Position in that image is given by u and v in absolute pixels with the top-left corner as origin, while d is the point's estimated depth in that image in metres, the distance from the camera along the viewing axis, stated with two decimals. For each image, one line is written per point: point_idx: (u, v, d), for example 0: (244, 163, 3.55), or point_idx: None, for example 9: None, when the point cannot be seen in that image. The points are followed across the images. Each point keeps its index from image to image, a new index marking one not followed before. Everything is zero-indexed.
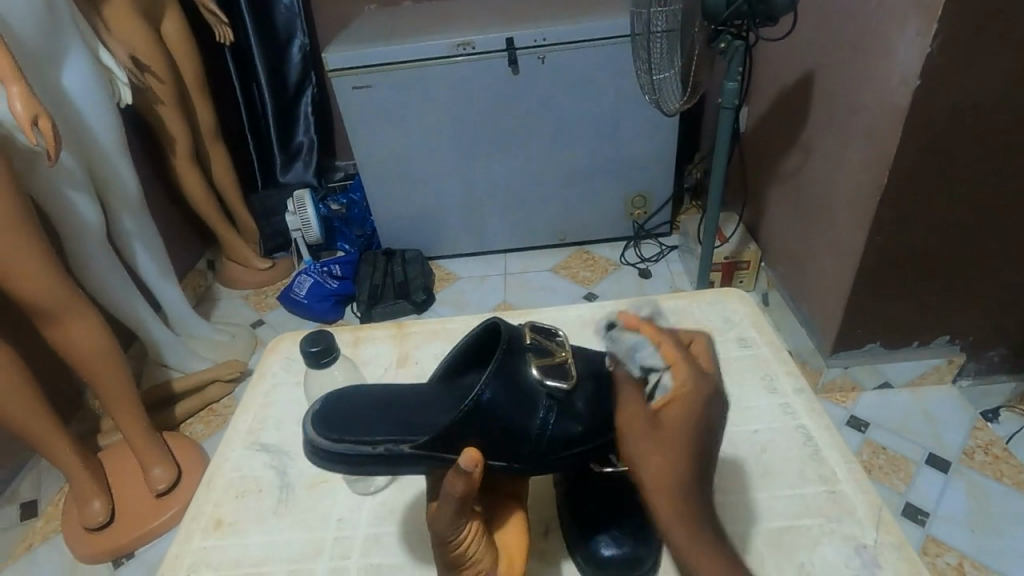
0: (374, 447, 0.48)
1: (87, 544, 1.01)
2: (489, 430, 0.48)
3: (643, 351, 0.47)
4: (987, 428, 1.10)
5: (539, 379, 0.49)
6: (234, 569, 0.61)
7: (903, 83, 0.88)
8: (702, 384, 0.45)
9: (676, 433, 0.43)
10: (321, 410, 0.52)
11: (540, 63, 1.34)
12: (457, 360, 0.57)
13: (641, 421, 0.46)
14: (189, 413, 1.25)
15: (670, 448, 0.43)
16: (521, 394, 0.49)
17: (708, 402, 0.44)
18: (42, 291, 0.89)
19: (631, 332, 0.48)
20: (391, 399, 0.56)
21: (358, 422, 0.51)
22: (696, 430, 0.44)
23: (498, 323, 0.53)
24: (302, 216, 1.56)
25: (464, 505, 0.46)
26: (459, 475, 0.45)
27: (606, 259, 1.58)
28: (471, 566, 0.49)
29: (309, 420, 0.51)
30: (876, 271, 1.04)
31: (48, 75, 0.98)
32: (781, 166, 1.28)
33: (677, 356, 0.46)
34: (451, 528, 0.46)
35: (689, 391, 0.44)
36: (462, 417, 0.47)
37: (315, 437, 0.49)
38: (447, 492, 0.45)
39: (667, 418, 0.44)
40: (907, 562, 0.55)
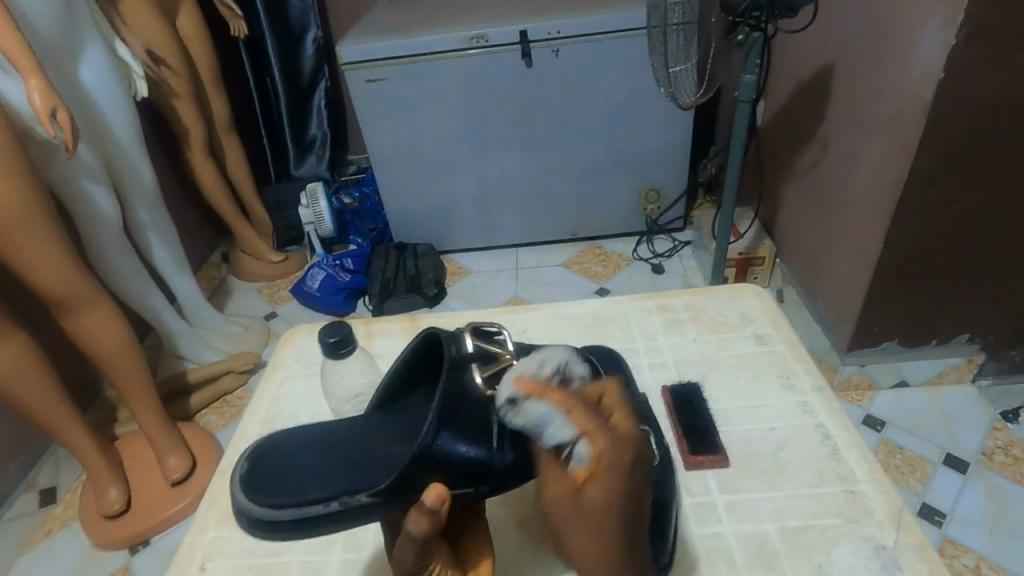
0: (325, 506, 0.45)
1: (105, 531, 1.03)
2: (450, 459, 0.45)
3: (552, 426, 0.42)
4: (1007, 429, 1.08)
5: (483, 390, 0.47)
6: (248, 558, 0.61)
7: (926, 76, 0.86)
8: (620, 454, 0.42)
9: (600, 509, 0.43)
10: (250, 475, 0.48)
11: (554, 55, 1.33)
12: (390, 383, 0.55)
13: (566, 495, 0.44)
14: (203, 403, 1.26)
15: (603, 519, 0.43)
16: (470, 412, 0.46)
17: (630, 470, 0.42)
18: (61, 283, 0.90)
19: (536, 401, 0.42)
20: (328, 440, 0.53)
21: (298, 476, 0.48)
22: (623, 498, 0.43)
23: (436, 335, 0.51)
24: (315, 209, 1.57)
25: (428, 544, 0.45)
26: (423, 513, 0.43)
27: (618, 254, 1.57)
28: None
29: (240, 488, 0.47)
30: (895, 269, 1.03)
31: (67, 68, 0.98)
32: (798, 160, 1.26)
33: (589, 425, 0.42)
34: (416, 565, 0.45)
35: (608, 466, 0.42)
36: (416, 452, 0.44)
37: (255, 508, 0.46)
38: (409, 531, 0.43)
39: (591, 495, 0.42)
40: (927, 564, 0.54)
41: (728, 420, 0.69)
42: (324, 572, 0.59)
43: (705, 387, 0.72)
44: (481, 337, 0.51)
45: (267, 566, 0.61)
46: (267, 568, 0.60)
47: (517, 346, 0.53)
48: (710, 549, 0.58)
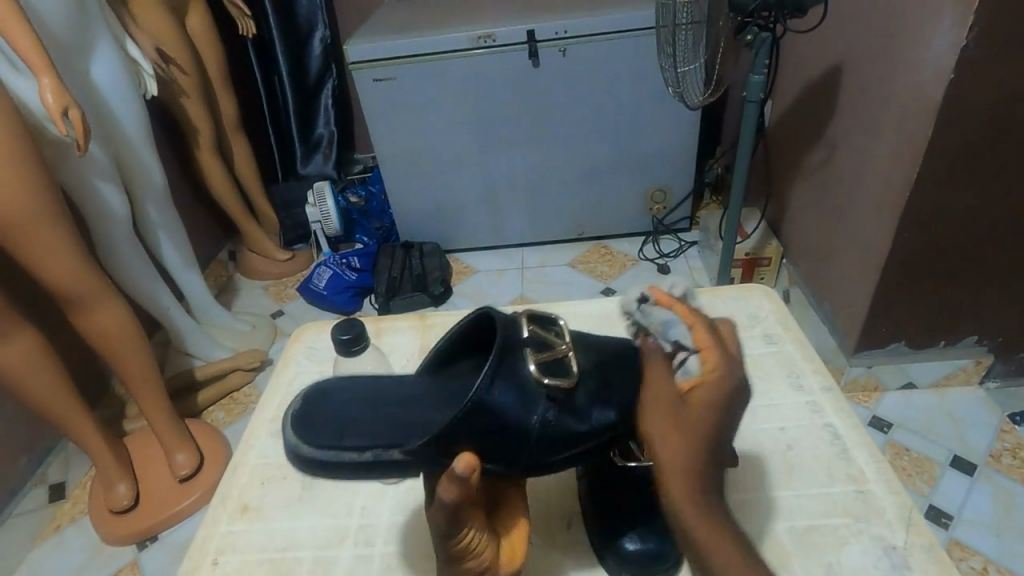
0: (359, 455, 0.49)
1: (114, 526, 1.04)
2: (488, 433, 0.44)
3: (672, 326, 0.49)
4: (1016, 431, 1.07)
5: (537, 375, 0.45)
6: (259, 553, 0.62)
7: (936, 77, 0.86)
8: (728, 371, 0.46)
9: (702, 416, 0.44)
10: (305, 419, 0.54)
11: (561, 55, 1.34)
12: (443, 351, 0.57)
13: (667, 399, 0.46)
14: (211, 400, 1.27)
15: (694, 431, 0.43)
16: (520, 392, 0.45)
17: (737, 388, 0.45)
18: (72, 279, 0.91)
19: (664, 305, 0.50)
20: (378, 399, 0.57)
21: (344, 426, 0.53)
22: (719, 418, 0.44)
23: (490, 312, 0.51)
24: (322, 208, 1.57)
25: (462, 510, 0.45)
26: (452, 480, 0.43)
27: (624, 254, 1.57)
28: (474, 559, 0.48)
29: (293, 432, 0.52)
30: (904, 269, 1.02)
31: (79, 67, 0.99)
32: (805, 160, 1.26)
33: (708, 339, 0.47)
34: (451, 528, 0.45)
35: (722, 374, 0.46)
36: (455, 420, 0.44)
37: (300, 447, 0.50)
38: (440, 498, 0.44)
39: (696, 399, 0.45)
40: (938, 564, 0.54)
41: (737, 420, 0.69)
42: (334, 567, 0.60)
43: None
44: (538, 324, 0.50)
45: (278, 561, 0.61)
46: (277, 564, 0.61)
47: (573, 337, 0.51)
48: None
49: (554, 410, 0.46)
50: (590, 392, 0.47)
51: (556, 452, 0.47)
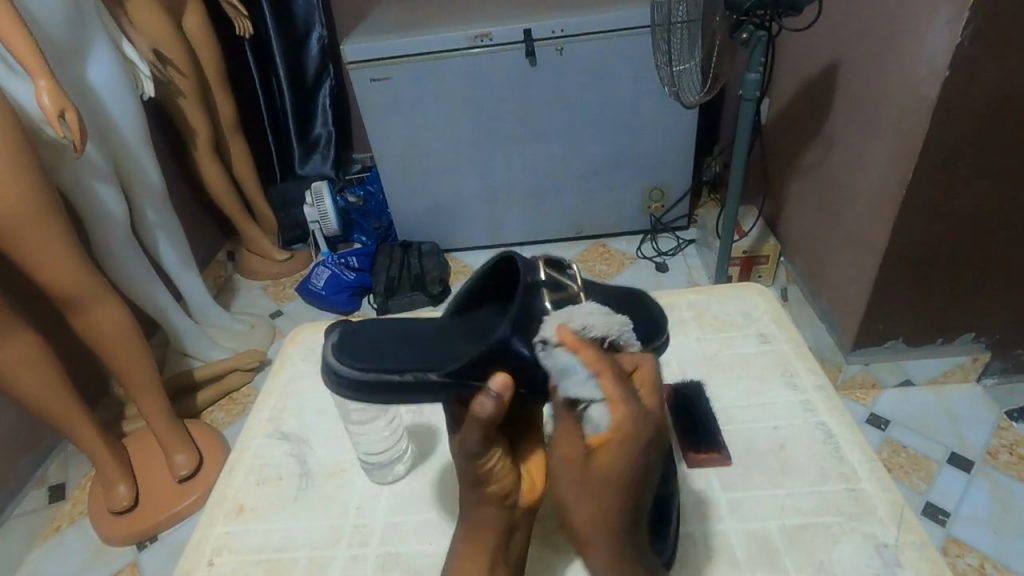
0: (400, 375, 0.51)
1: (112, 527, 1.04)
2: (518, 358, 0.50)
3: (576, 378, 0.46)
4: (1013, 428, 1.07)
5: (556, 312, 0.51)
6: (256, 553, 0.62)
7: (932, 74, 0.86)
8: (634, 430, 0.44)
9: (607, 479, 0.45)
10: (340, 340, 0.54)
11: (558, 54, 1.33)
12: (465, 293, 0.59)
13: (574, 456, 0.47)
14: (210, 401, 1.27)
15: (601, 485, 0.46)
16: (547, 323, 0.51)
17: (640, 443, 0.45)
18: (70, 280, 0.91)
19: (565, 350, 0.46)
20: (407, 330, 0.58)
21: (379, 350, 0.53)
22: (627, 471, 0.45)
23: (513, 257, 0.54)
24: (320, 208, 1.58)
25: (490, 429, 0.49)
26: (489, 397, 0.47)
27: (622, 252, 1.57)
28: (497, 483, 0.51)
29: (330, 352, 0.52)
30: (899, 267, 1.03)
31: (75, 69, 0.99)
32: (802, 158, 1.26)
33: (613, 391, 0.45)
34: (480, 446, 0.49)
35: (626, 432, 0.44)
36: (488, 350, 0.49)
37: (340, 366, 0.51)
38: (473, 415, 0.48)
39: (600, 461, 0.45)
40: (929, 562, 0.54)
41: (733, 419, 0.69)
42: (330, 567, 0.60)
43: (706, 387, 0.72)
44: (553, 269, 0.54)
45: (274, 561, 0.61)
46: (274, 564, 0.61)
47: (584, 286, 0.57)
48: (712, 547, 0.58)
49: None
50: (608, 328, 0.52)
51: None
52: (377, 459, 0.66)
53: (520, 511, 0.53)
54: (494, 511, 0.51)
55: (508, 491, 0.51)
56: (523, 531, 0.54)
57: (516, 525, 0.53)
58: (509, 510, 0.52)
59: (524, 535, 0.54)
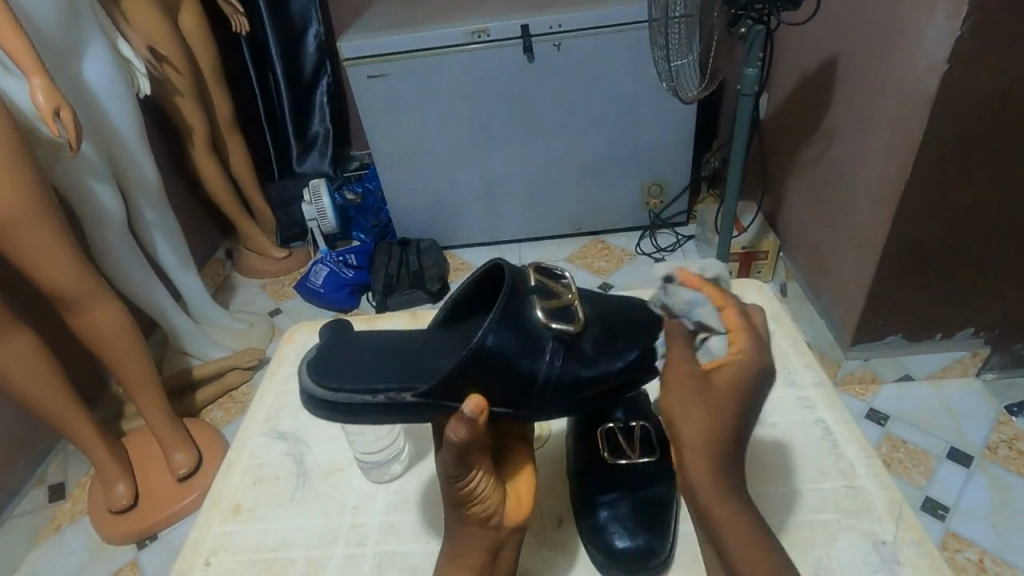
0: (373, 396, 0.50)
1: (112, 526, 1.04)
2: (495, 372, 0.49)
3: (701, 309, 0.49)
4: (1012, 423, 1.07)
5: (543, 320, 0.50)
6: (253, 553, 0.62)
7: (930, 69, 0.86)
8: (756, 355, 0.48)
9: (723, 397, 0.47)
10: (318, 359, 0.53)
11: (556, 50, 1.33)
12: (452, 304, 0.58)
13: (689, 381, 0.47)
14: (209, 400, 1.27)
15: (719, 408, 0.47)
16: (528, 335, 0.50)
17: (758, 370, 0.47)
18: (67, 280, 0.91)
19: (690, 288, 0.49)
20: (389, 346, 0.57)
21: (355, 369, 0.52)
22: (742, 395, 0.47)
23: (501, 264, 0.53)
24: (318, 206, 1.57)
25: (468, 453, 0.47)
26: (463, 422, 0.46)
27: (621, 248, 1.57)
28: (479, 505, 0.49)
29: (306, 372, 0.52)
30: (898, 263, 1.02)
31: (70, 67, 0.99)
32: (801, 153, 1.26)
33: (737, 323, 0.49)
34: (459, 470, 0.47)
35: (744, 358, 0.48)
36: (466, 363, 0.49)
37: (313, 387, 0.50)
38: (450, 438, 0.46)
39: (719, 380, 0.47)
40: (927, 559, 0.54)
41: None
42: (327, 566, 0.60)
43: None
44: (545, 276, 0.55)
45: (271, 561, 0.61)
46: (271, 564, 0.61)
47: (580, 293, 0.56)
48: None
49: (561, 353, 0.51)
50: (595, 341, 0.52)
51: (566, 395, 0.53)
52: (375, 457, 0.66)
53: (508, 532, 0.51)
54: (479, 532, 0.50)
55: (491, 513, 0.50)
56: (512, 551, 0.53)
57: (504, 544, 0.52)
58: (494, 531, 0.51)
59: (513, 553, 0.53)
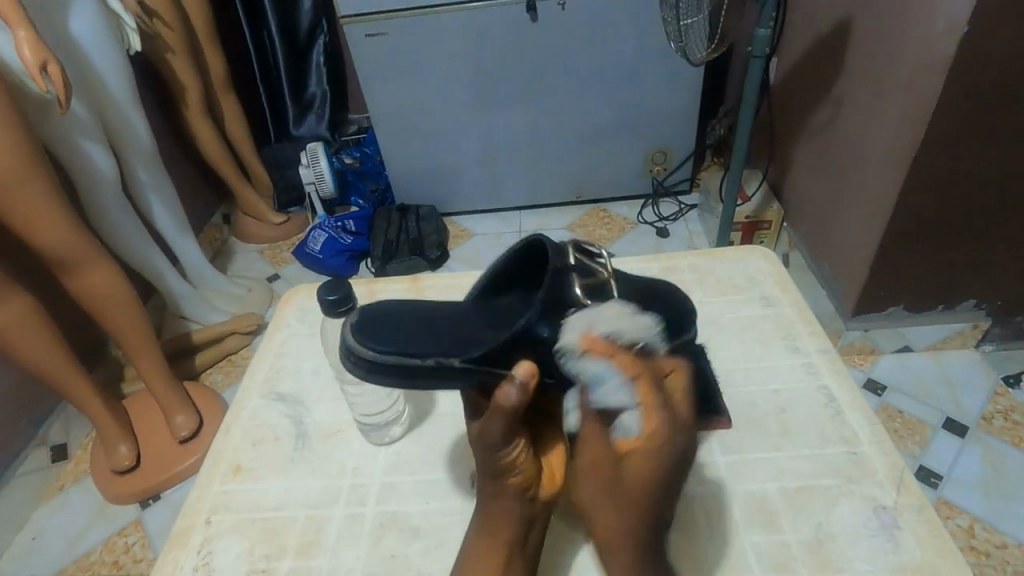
0: (422, 360, 0.48)
1: (116, 485, 1.05)
2: (541, 349, 0.48)
3: (610, 385, 0.46)
4: (1009, 394, 1.08)
5: (582, 299, 0.49)
6: (253, 513, 0.62)
7: (949, 32, 0.83)
8: (667, 440, 0.45)
9: (637, 485, 0.46)
10: (359, 321, 0.51)
11: (561, 9, 1.28)
12: (494, 276, 0.57)
13: (603, 464, 0.47)
14: (209, 364, 1.27)
15: (630, 495, 0.46)
16: (571, 312, 0.49)
17: (672, 458, 0.45)
18: (61, 242, 0.89)
19: (596, 359, 0.46)
20: (428, 312, 0.56)
21: (400, 333, 0.51)
22: (652, 482, 0.45)
23: (543, 239, 0.52)
24: (315, 169, 1.54)
25: (514, 418, 0.47)
26: (512, 385, 0.46)
27: (622, 217, 1.55)
28: (517, 474, 0.50)
29: (349, 334, 0.50)
30: (906, 232, 1.01)
31: (57, 20, 0.95)
32: (811, 119, 1.23)
33: (647, 399, 0.45)
34: (504, 436, 0.48)
35: (658, 442, 0.45)
36: (510, 336, 0.47)
37: (361, 348, 0.49)
38: (499, 402, 0.46)
39: (631, 468, 0.46)
40: (926, 524, 0.55)
41: (731, 380, 0.69)
42: (327, 526, 0.60)
43: (708, 350, 0.72)
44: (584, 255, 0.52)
45: (271, 521, 0.62)
46: (272, 523, 0.61)
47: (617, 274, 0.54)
48: (713, 509, 0.58)
49: None
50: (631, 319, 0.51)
51: None
52: (376, 420, 0.67)
53: (540, 504, 0.52)
54: (515, 503, 0.50)
55: (529, 483, 0.50)
56: (542, 525, 0.53)
57: (537, 518, 0.52)
58: (530, 503, 0.51)
59: (542, 530, 0.53)
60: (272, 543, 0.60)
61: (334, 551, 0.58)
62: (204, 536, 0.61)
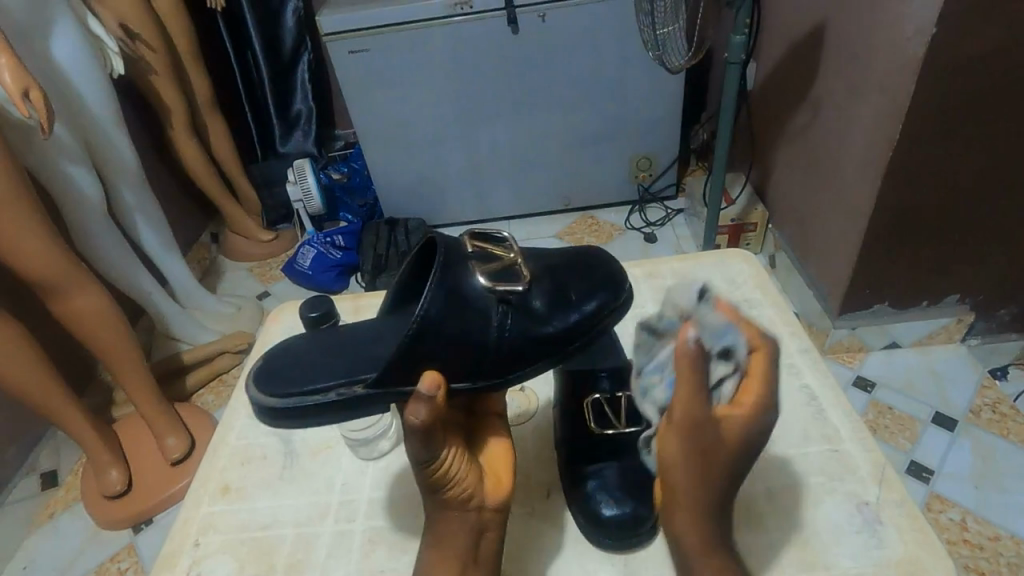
0: (325, 395, 0.48)
1: (107, 511, 1.04)
2: (446, 350, 0.47)
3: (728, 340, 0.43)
4: (996, 387, 1.09)
5: (485, 286, 0.48)
6: (243, 533, 0.62)
7: (918, 34, 0.85)
8: (763, 415, 0.42)
9: (725, 451, 0.43)
10: (264, 369, 0.51)
11: (541, 21, 1.30)
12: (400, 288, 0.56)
13: (699, 427, 0.43)
14: (200, 384, 1.26)
15: (712, 459, 0.43)
16: (471, 304, 0.47)
17: (760, 433, 0.43)
18: (48, 267, 0.89)
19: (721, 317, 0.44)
20: (338, 341, 0.55)
21: (304, 372, 0.51)
22: (737, 452, 0.43)
23: (433, 237, 0.50)
24: (302, 186, 1.54)
25: (434, 432, 0.45)
26: (421, 401, 0.43)
27: (610, 223, 1.56)
28: (455, 487, 0.48)
29: (254, 386, 0.50)
30: (886, 230, 1.03)
31: (38, 45, 0.95)
32: (790, 121, 1.24)
33: (761, 370, 0.43)
34: (428, 453, 0.45)
35: (752, 414, 0.42)
36: (409, 342, 0.46)
37: (262, 398, 0.49)
38: (408, 423, 0.44)
39: (723, 433, 0.43)
40: (909, 518, 0.55)
41: None
42: (317, 543, 0.60)
43: None
44: (483, 240, 0.53)
45: (261, 539, 0.61)
46: (260, 542, 0.61)
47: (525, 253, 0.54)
48: None
49: (509, 315, 0.49)
50: (541, 293, 0.51)
51: (523, 357, 0.50)
52: (363, 435, 0.67)
53: (490, 512, 0.50)
54: (460, 515, 0.49)
55: (469, 494, 0.48)
56: (495, 532, 0.51)
57: (486, 527, 0.50)
58: (476, 512, 0.49)
59: (497, 535, 0.51)
60: (264, 562, 0.59)
61: (324, 567, 0.58)
62: (193, 559, 0.61)
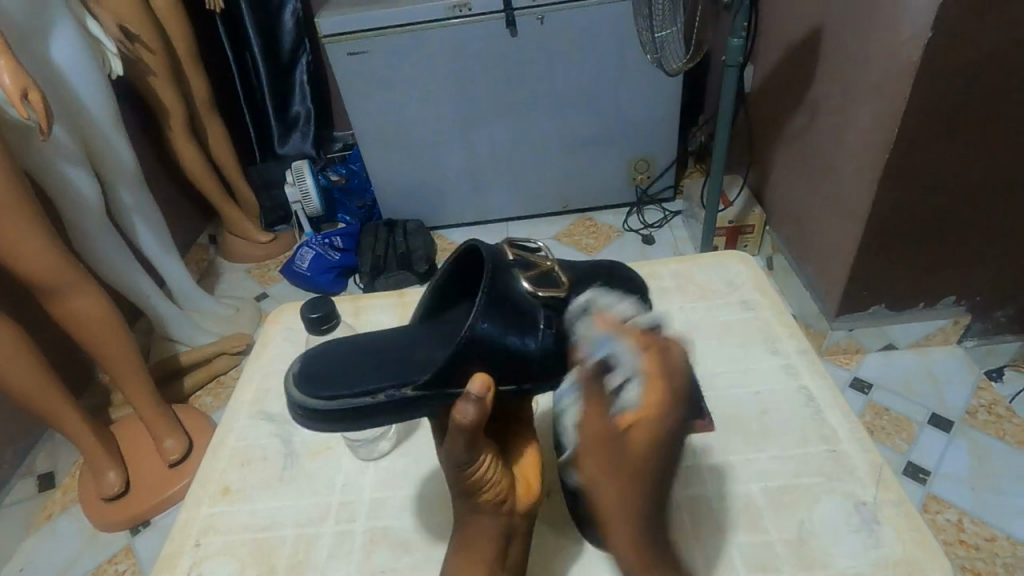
0: (373, 397, 0.47)
1: (104, 513, 1.04)
2: (494, 357, 0.46)
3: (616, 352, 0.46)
4: (991, 388, 1.10)
5: (529, 291, 0.48)
6: (243, 534, 0.62)
7: (914, 38, 0.85)
8: (665, 419, 0.44)
9: (642, 462, 0.44)
10: (303, 370, 0.50)
11: (539, 23, 1.30)
12: (432, 295, 0.56)
13: (607, 440, 0.45)
14: (198, 385, 1.26)
15: (629, 473, 0.44)
16: (518, 311, 0.47)
17: (668, 439, 0.44)
18: (47, 269, 0.89)
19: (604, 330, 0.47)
20: (373, 344, 0.53)
21: (346, 373, 0.49)
22: (654, 460, 0.44)
23: (476, 245, 0.50)
24: (301, 187, 1.53)
25: (477, 434, 0.45)
26: (469, 402, 0.44)
27: (608, 225, 1.56)
28: (489, 490, 0.48)
29: (293, 387, 0.48)
30: (883, 233, 1.03)
31: (37, 46, 0.95)
32: (788, 124, 1.25)
33: (656, 370, 0.45)
34: (467, 455, 0.46)
35: (655, 419, 0.44)
36: (460, 348, 0.46)
37: (304, 399, 0.47)
38: (457, 424, 0.44)
39: (634, 442, 0.44)
40: (906, 518, 0.56)
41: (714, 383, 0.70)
42: (317, 544, 0.60)
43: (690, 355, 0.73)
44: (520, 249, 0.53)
45: (261, 540, 0.61)
46: (261, 543, 0.61)
47: (561, 262, 0.54)
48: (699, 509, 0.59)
49: (555, 321, 0.48)
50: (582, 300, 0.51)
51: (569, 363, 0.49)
52: (364, 436, 0.67)
53: (520, 516, 0.51)
54: (491, 520, 0.49)
55: (503, 497, 0.49)
56: (523, 536, 0.52)
57: (515, 531, 0.51)
58: (508, 516, 0.50)
59: (524, 539, 0.52)
60: (264, 563, 0.59)
61: (324, 568, 0.58)
62: (193, 560, 0.61)
